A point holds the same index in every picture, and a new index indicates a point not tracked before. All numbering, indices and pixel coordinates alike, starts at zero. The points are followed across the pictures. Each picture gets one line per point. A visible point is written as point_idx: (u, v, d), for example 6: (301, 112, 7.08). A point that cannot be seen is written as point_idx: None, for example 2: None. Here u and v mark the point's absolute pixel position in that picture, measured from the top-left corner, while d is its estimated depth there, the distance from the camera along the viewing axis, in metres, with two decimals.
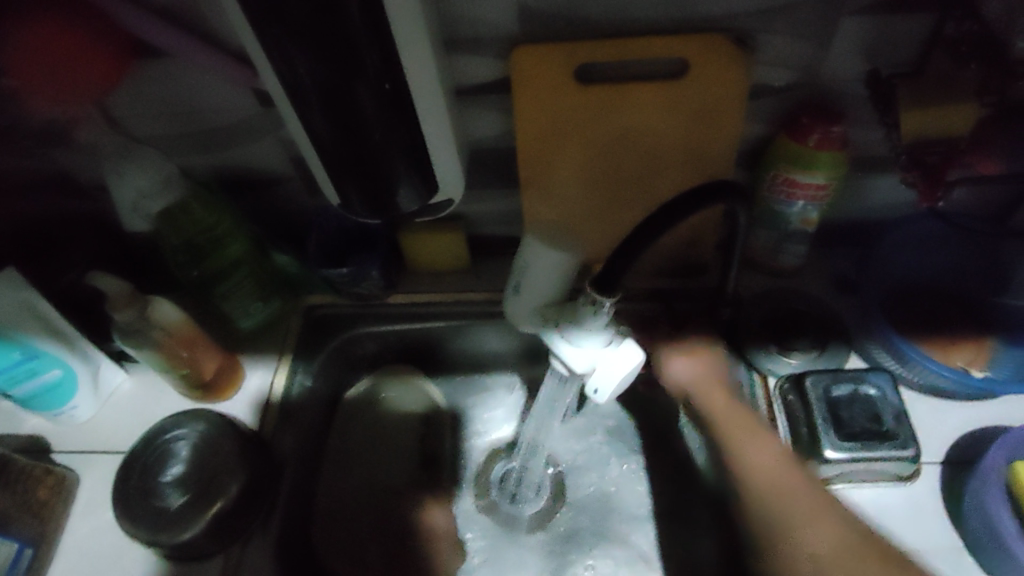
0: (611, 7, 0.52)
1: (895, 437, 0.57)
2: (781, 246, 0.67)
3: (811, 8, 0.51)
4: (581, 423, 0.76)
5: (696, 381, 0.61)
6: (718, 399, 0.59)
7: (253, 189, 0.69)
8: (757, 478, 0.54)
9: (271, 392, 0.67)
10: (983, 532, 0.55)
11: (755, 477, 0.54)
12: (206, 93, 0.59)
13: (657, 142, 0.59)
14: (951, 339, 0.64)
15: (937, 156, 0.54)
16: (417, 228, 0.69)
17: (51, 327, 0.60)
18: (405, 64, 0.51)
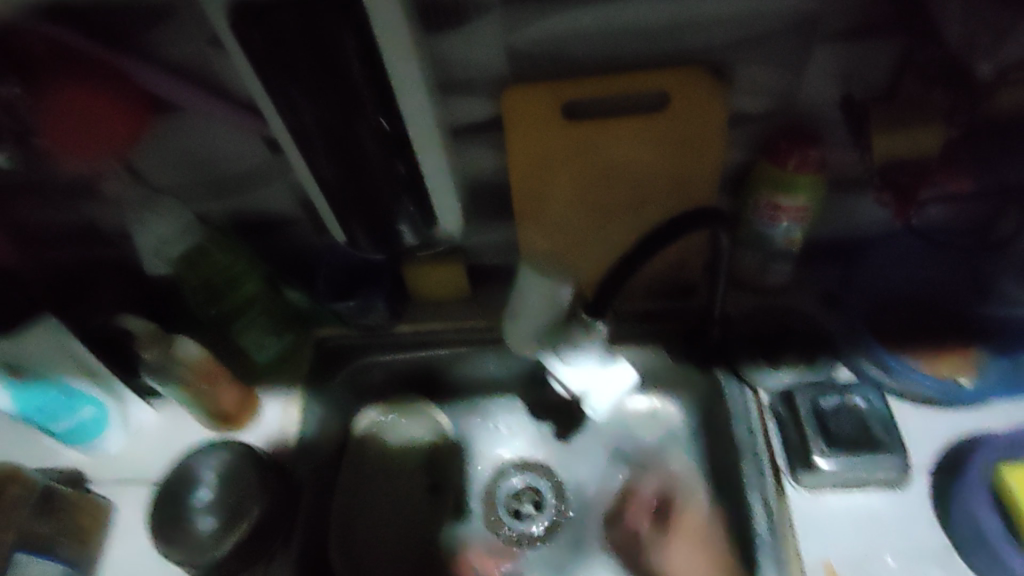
0: (594, 47, 0.55)
1: (882, 445, 0.62)
2: (768, 265, 0.70)
3: (785, 40, 0.54)
4: (581, 441, 0.77)
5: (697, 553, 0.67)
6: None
7: (264, 229, 0.73)
8: None
9: (286, 423, 0.70)
10: (967, 534, 0.58)
11: None
12: (219, 142, 0.63)
13: (642, 171, 0.62)
14: (936, 349, 0.67)
15: (909, 177, 0.58)
16: (419, 262, 0.74)
17: (85, 367, 0.65)
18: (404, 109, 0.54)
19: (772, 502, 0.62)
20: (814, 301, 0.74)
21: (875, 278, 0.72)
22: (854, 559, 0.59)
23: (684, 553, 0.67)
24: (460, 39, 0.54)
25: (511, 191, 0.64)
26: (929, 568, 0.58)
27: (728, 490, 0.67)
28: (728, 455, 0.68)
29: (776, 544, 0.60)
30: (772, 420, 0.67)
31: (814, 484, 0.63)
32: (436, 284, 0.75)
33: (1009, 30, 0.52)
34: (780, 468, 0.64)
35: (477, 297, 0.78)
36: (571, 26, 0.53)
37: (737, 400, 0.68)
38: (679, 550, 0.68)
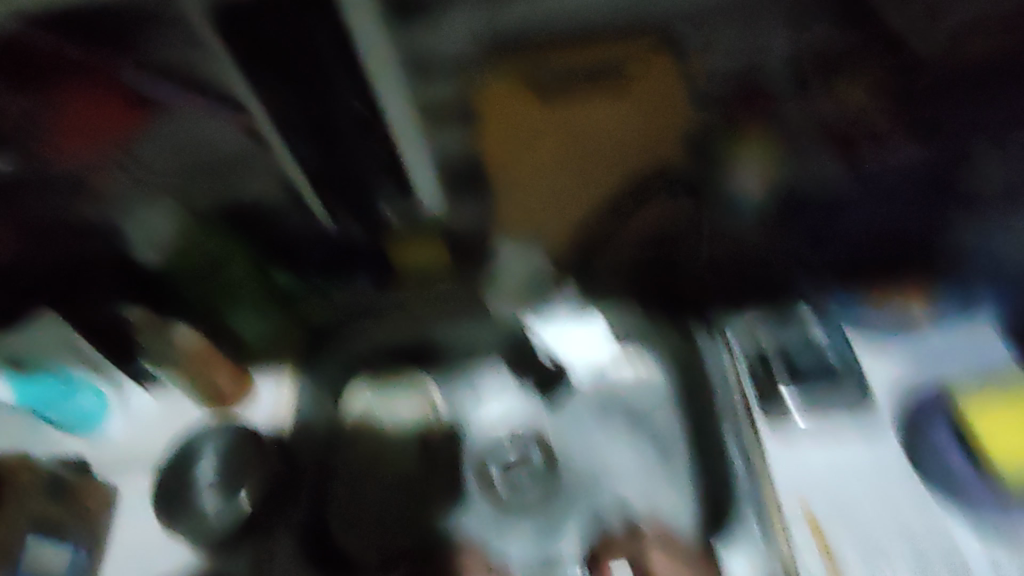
0: (562, 25, 0.53)
1: (833, 380, 0.72)
2: (740, 221, 0.71)
3: (746, 10, 0.53)
4: (569, 402, 0.79)
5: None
6: None
7: (240, 221, 0.73)
8: None
9: (287, 397, 0.77)
10: (935, 470, 0.65)
11: None
12: (182, 129, 0.59)
13: (609, 137, 0.63)
14: (902, 291, 0.73)
15: (857, 133, 0.62)
16: (401, 234, 0.72)
17: (85, 357, 0.72)
18: (377, 90, 0.53)
19: (746, 436, 0.70)
20: (786, 254, 0.75)
21: (852, 222, 0.72)
22: (823, 488, 0.65)
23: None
24: None
25: (484, 168, 0.64)
26: (891, 492, 0.64)
27: (706, 439, 0.71)
28: (704, 400, 0.74)
29: (749, 473, 0.68)
30: (744, 368, 0.75)
31: (782, 422, 0.71)
32: (419, 255, 0.74)
33: (945, 9, 0.52)
34: (752, 408, 0.72)
35: None
36: (534, 5, 0.51)
37: (714, 351, 0.77)
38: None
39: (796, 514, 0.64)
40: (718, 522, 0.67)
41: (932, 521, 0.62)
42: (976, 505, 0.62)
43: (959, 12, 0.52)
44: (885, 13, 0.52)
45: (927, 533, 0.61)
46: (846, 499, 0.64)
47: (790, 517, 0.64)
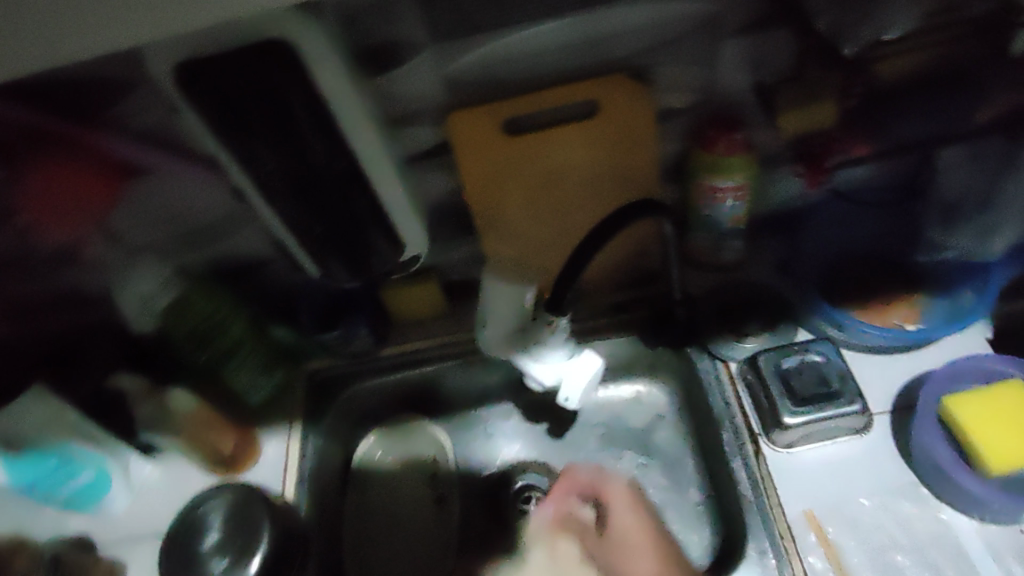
0: (523, 69, 0.60)
1: (841, 396, 0.66)
2: (720, 243, 0.75)
3: (693, 40, 0.59)
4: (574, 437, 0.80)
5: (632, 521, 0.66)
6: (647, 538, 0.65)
7: (242, 276, 0.76)
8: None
9: (289, 454, 0.74)
10: (927, 469, 0.63)
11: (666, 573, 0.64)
12: (189, 197, 0.67)
13: (588, 173, 0.67)
14: (882, 302, 0.72)
15: (818, 146, 0.65)
16: (396, 282, 0.76)
17: (85, 432, 0.67)
18: (358, 145, 0.58)
19: (752, 461, 0.67)
20: (770, 272, 0.77)
21: (817, 247, 0.76)
22: (832, 506, 0.64)
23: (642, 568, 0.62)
24: (400, 76, 0.59)
25: (471, 210, 0.68)
26: (901, 505, 0.63)
27: (710, 459, 0.72)
28: (707, 425, 0.72)
29: (762, 502, 0.65)
30: (742, 386, 0.72)
31: (785, 439, 0.67)
32: (412, 302, 0.78)
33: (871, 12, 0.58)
34: (755, 431, 0.69)
35: (453, 312, 0.82)
36: (499, 51, 0.58)
37: (709, 375, 0.73)
38: (631, 559, 0.64)
39: (809, 536, 0.62)
40: (732, 553, 0.65)
41: (938, 527, 0.62)
42: (984, 509, 0.61)
43: (890, 32, 0.59)
44: (818, 29, 0.59)
45: (934, 540, 0.61)
46: (855, 516, 0.63)
47: (805, 541, 0.62)
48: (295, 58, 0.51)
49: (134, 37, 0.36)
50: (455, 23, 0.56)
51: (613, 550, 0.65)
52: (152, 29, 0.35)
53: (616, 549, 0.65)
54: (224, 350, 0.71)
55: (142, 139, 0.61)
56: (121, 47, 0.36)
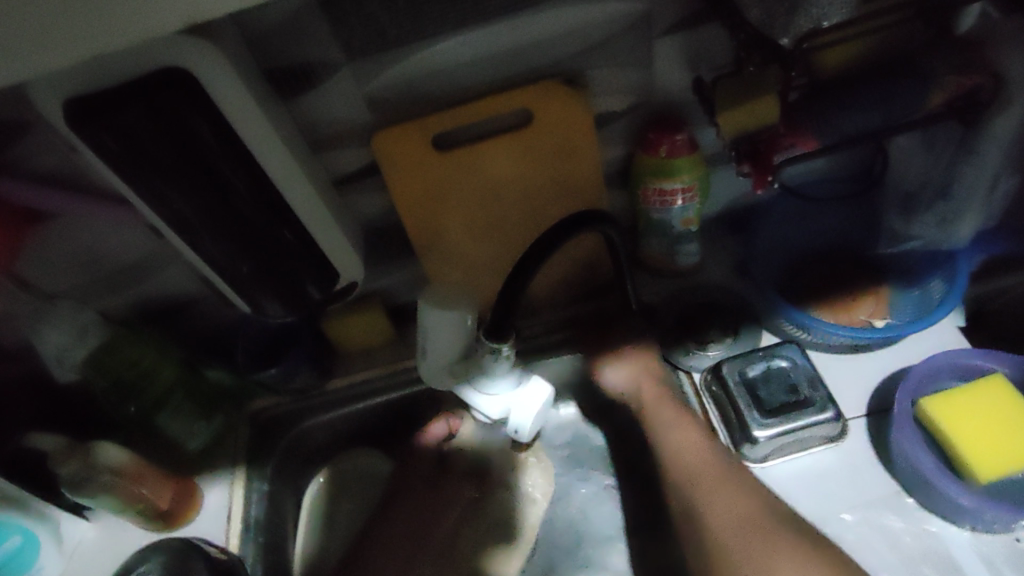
0: (450, 81, 0.56)
1: (812, 403, 0.63)
2: (676, 249, 0.71)
3: (624, 40, 0.55)
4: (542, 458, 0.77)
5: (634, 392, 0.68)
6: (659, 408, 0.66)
7: (173, 315, 0.72)
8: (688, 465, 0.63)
9: (233, 504, 0.69)
10: (911, 475, 0.61)
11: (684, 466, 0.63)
12: (103, 239, 0.63)
13: (529, 185, 0.63)
14: (850, 298, 0.69)
15: (762, 143, 0.55)
16: (339, 313, 0.73)
17: (4, 496, 0.60)
18: (275, 176, 0.53)
19: None
20: (729, 273, 0.74)
21: (775, 243, 0.72)
22: (812, 524, 0.61)
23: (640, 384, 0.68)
24: (315, 96, 0.54)
25: (409, 233, 0.64)
26: (885, 518, 0.60)
27: None
28: None
29: None
30: (708, 398, 0.68)
31: (757, 454, 0.64)
32: (359, 332, 0.74)
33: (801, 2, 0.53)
34: (725, 447, 0.65)
35: (403, 337, 0.78)
36: (420, 65, 0.54)
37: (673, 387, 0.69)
38: (635, 378, 0.68)
39: None
40: None
41: (928, 541, 0.59)
42: (976, 518, 0.58)
43: (828, 19, 0.54)
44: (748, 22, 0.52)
45: (924, 555, 0.59)
46: (838, 534, 0.60)
47: None
48: (194, 89, 0.46)
49: None
50: (367, 37, 0.51)
51: (631, 371, 0.69)
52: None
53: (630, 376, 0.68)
54: (157, 397, 0.66)
55: (40, 181, 0.57)
56: None
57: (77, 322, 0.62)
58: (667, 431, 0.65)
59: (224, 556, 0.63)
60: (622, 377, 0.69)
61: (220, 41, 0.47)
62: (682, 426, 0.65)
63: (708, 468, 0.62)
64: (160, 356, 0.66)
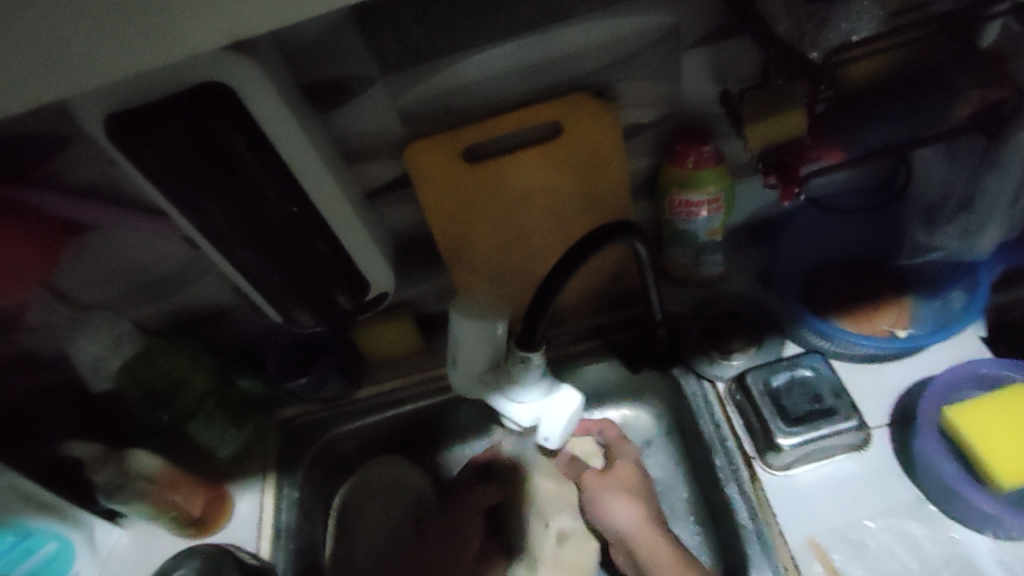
0: (480, 95, 0.57)
1: (836, 411, 0.63)
2: (698, 259, 0.72)
3: (652, 54, 0.57)
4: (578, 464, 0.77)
5: (622, 512, 0.69)
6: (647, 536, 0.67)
7: (206, 323, 0.74)
8: None
9: (263, 512, 0.70)
10: (934, 481, 0.61)
11: None
12: (141, 250, 0.64)
13: (556, 198, 0.64)
14: (873, 307, 0.70)
15: (790, 156, 0.56)
16: (367, 322, 0.74)
17: (40, 503, 0.61)
18: (312, 189, 0.55)
19: (748, 487, 0.64)
20: (751, 282, 0.76)
21: (795, 253, 0.73)
22: (835, 530, 0.61)
23: (623, 506, 0.69)
24: (350, 111, 0.56)
25: (437, 243, 0.65)
26: (909, 524, 0.61)
27: (705, 485, 0.70)
28: (700, 449, 0.70)
29: (765, 534, 0.62)
30: (732, 407, 0.68)
31: (781, 462, 0.64)
32: (386, 341, 0.75)
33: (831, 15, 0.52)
34: (749, 454, 0.66)
35: (429, 346, 0.79)
36: (454, 80, 0.55)
37: (696, 396, 0.70)
38: (616, 502, 0.70)
39: (814, 566, 0.59)
40: None
41: (950, 547, 0.59)
42: (997, 524, 0.59)
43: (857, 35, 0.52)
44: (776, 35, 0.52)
45: (946, 561, 0.59)
46: (861, 540, 0.60)
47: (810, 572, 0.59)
48: (240, 105, 0.47)
49: (52, 93, 0.33)
50: (403, 52, 0.53)
51: (607, 493, 0.71)
52: (67, 87, 0.32)
53: (604, 497, 0.71)
54: (189, 406, 0.67)
55: (83, 194, 0.58)
56: (35, 105, 0.33)
57: (111, 332, 0.63)
58: (635, 541, 0.67)
59: (256, 561, 0.64)
60: (600, 505, 0.71)
61: (264, 57, 0.48)
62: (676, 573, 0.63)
63: None
64: (193, 365, 0.67)
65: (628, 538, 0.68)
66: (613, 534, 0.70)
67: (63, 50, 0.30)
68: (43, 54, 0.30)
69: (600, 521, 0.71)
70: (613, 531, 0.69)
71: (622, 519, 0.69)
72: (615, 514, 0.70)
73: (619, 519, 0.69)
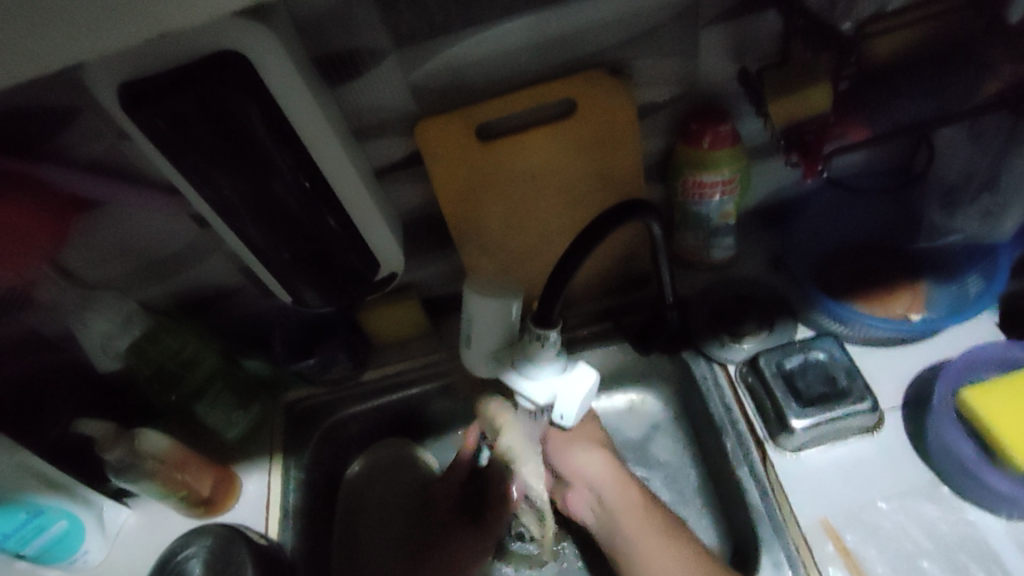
0: (497, 69, 0.56)
1: (850, 394, 0.62)
2: (710, 242, 0.71)
3: (670, 29, 0.56)
4: None
5: (591, 464, 0.68)
6: (615, 484, 0.66)
7: (214, 303, 0.73)
8: (647, 555, 0.61)
9: (271, 491, 0.69)
10: (948, 462, 0.61)
11: (644, 555, 0.61)
12: (149, 227, 0.63)
13: (568, 177, 0.64)
14: (887, 290, 0.69)
15: (812, 133, 0.56)
16: (374, 304, 0.73)
17: (51, 481, 0.61)
18: (323, 165, 0.54)
19: (760, 469, 0.64)
20: (763, 266, 0.75)
21: (812, 236, 0.74)
22: (848, 512, 0.61)
23: (589, 455, 0.68)
24: (363, 85, 0.55)
25: (445, 220, 0.64)
26: (921, 506, 0.60)
27: (715, 469, 0.70)
28: (710, 431, 0.69)
29: (774, 513, 0.61)
30: (744, 390, 0.68)
31: (794, 444, 0.64)
32: (395, 323, 0.75)
33: None
34: (761, 438, 0.65)
35: (435, 329, 0.79)
36: (471, 52, 0.54)
37: (706, 378, 0.70)
38: (582, 450, 0.69)
39: (826, 546, 0.59)
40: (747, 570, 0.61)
41: (965, 529, 0.59)
42: (1013, 507, 0.58)
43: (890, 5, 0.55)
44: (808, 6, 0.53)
45: (960, 542, 0.58)
46: (874, 522, 0.60)
47: (822, 553, 0.59)
48: (253, 77, 0.46)
49: (68, 57, 0.32)
50: (418, 24, 0.52)
51: (573, 441, 0.70)
52: (84, 52, 0.32)
53: (568, 447, 0.69)
54: (197, 385, 0.67)
55: (91, 169, 0.57)
56: (51, 70, 0.32)
57: (121, 311, 0.62)
58: (606, 492, 0.66)
59: (265, 542, 0.64)
60: (564, 455, 0.69)
61: (278, 28, 0.47)
62: (645, 516, 0.63)
63: (671, 560, 0.59)
64: (201, 345, 0.67)
65: (596, 486, 0.67)
66: (576, 480, 0.69)
67: (81, 13, 0.29)
68: (63, 16, 0.29)
69: (563, 468, 0.69)
70: (577, 477, 0.68)
71: (590, 468, 0.68)
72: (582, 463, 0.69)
73: (585, 470, 0.68)
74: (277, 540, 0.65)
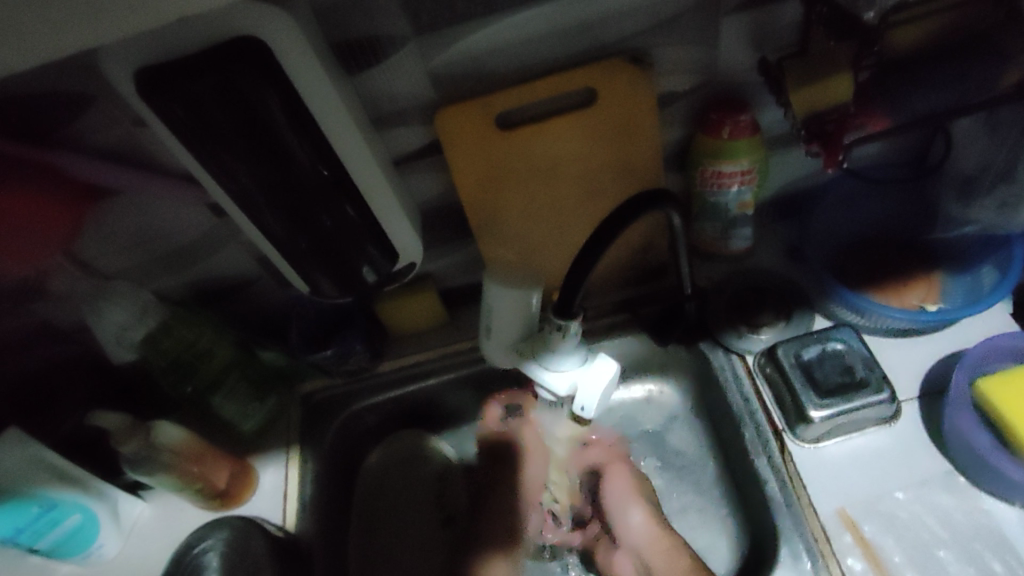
0: (515, 57, 0.56)
1: (869, 384, 0.63)
2: (728, 233, 0.71)
3: (691, 18, 0.56)
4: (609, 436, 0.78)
5: (642, 527, 0.67)
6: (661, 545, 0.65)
7: (229, 294, 0.73)
8: None
9: (287, 485, 0.69)
10: (965, 453, 0.61)
11: None
12: (165, 217, 0.63)
13: (586, 166, 0.64)
14: (903, 282, 0.70)
15: (833, 123, 0.56)
16: (391, 296, 0.73)
17: (63, 474, 0.60)
18: (344, 154, 0.54)
19: (779, 460, 0.64)
20: (780, 257, 0.76)
21: (825, 226, 0.73)
22: (865, 502, 0.61)
23: (638, 518, 0.68)
24: (383, 72, 0.55)
25: (465, 210, 0.65)
26: (938, 496, 0.61)
27: (733, 459, 0.70)
28: (728, 422, 0.69)
29: (792, 503, 0.62)
30: (762, 380, 0.68)
31: (812, 435, 0.64)
32: (411, 314, 0.75)
33: None
34: (779, 427, 0.66)
35: (452, 320, 0.79)
36: (491, 40, 0.54)
37: (723, 369, 0.70)
38: (633, 512, 0.69)
39: (845, 536, 0.59)
40: (764, 561, 0.61)
41: (980, 518, 0.59)
42: None
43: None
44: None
45: (975, 532, 0.59)
46: (891, 512, 0.60)
47: (841, 543, 0.59)
48: (276, 64, 0.46)
49: (102, 34, 0.31)
50: (438, 12, 0.51)
51: (630, 502, 0.70)
52: (110, 29, 0.31)
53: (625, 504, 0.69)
54: (213, 377, 0.66)
55: (107, 158, 0.57)
56: (84, 48, 0.32)
57: (138, 302, 0.61)
58: (651, 557, 0.65)
59: (282, 533, 0.65)
60: (620, 512, 0.70)
61: (299, 15, 0.47)
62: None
63: None
64: (216, 336, 0.66)
65: (642, 548, 0.66)
66: (625, 544, 0.68)
67: None
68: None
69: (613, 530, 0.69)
70: (625, 539, 0.68)
71: (636, 528, 0.67)
72: (630, 523, 0.68)
73: (632, 531, 0.67)
74: (293, 531, 0.65)
